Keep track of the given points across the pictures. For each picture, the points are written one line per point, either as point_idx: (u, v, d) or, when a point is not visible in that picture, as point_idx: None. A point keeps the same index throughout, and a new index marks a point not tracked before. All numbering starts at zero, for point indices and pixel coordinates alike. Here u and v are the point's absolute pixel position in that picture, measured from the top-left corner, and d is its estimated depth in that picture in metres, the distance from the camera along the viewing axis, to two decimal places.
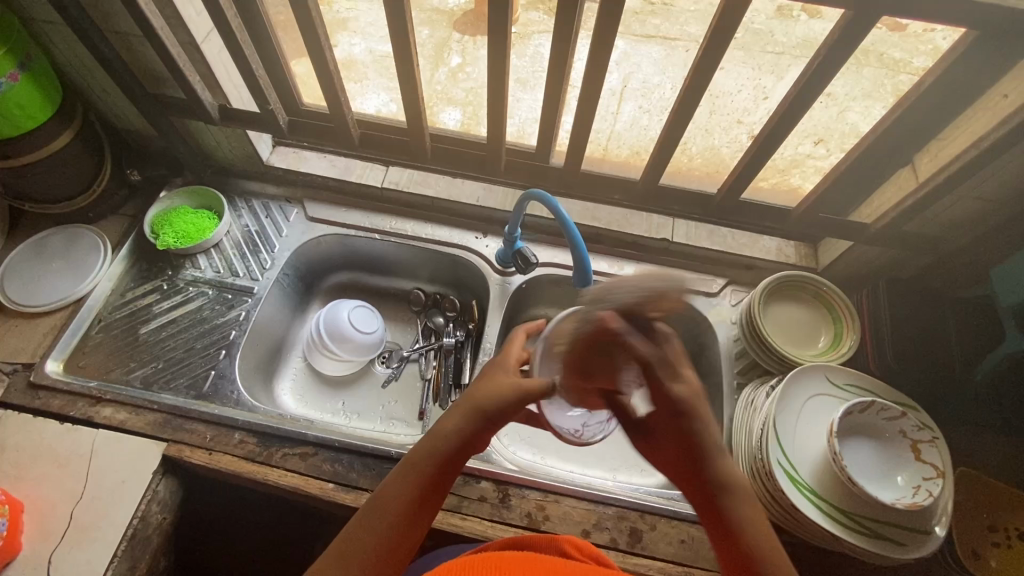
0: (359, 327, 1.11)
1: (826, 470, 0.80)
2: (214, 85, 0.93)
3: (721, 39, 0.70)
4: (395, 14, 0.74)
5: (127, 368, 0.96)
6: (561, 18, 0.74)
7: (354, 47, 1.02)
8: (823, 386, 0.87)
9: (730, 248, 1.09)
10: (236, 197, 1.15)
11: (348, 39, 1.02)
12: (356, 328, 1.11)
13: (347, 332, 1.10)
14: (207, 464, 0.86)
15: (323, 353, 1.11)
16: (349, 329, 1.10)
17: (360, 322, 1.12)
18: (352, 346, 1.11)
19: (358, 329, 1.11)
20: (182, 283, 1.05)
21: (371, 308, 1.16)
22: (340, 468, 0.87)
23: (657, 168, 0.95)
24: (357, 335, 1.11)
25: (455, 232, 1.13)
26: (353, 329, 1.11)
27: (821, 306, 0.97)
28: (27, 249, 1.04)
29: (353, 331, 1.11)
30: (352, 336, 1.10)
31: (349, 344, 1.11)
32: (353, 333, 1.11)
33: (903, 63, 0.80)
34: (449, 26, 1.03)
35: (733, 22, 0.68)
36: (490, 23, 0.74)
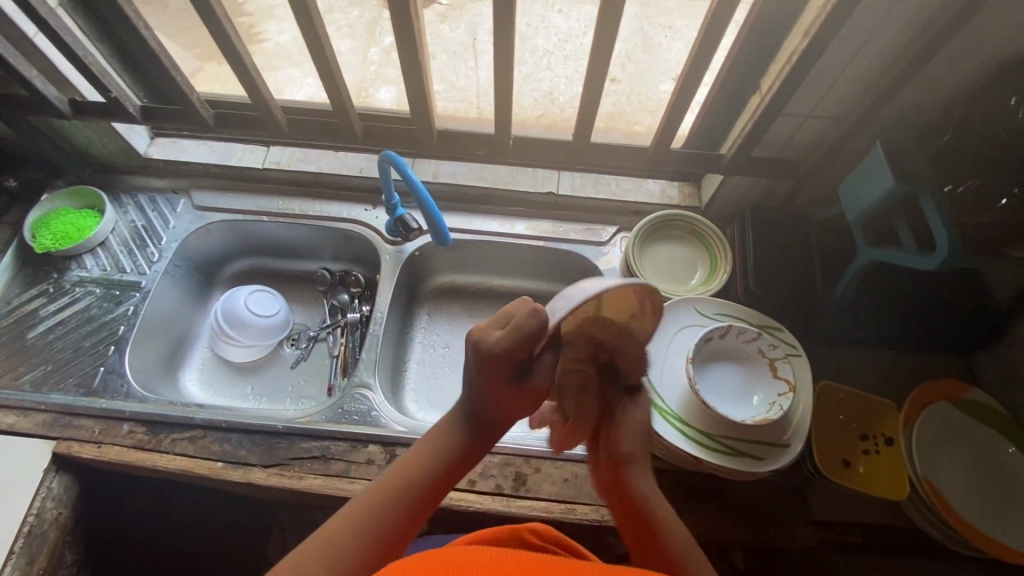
0: (258, 311, 1.12)
1: (691, 397, 0.83)
2: (58, 79, 0.91)
3: None
4: None
5: (16, 373, 0.96)
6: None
7: (281, 35, 1.04)
8: (692, 318, 0.89)
9: (615, 195, 1.10)
10: (121, 193, 1.14)
11: (275, 27, 1.04)
12: (257, 312, 1.12)
13: (247, 317, 1.11)
14: (96, 457, 0.87)
15: (226, 341, 1.13)
16: (248, 315, 1.11)
17: (259, 307, 1.13)
18: (253, 330, 1.12)
19: (258, 313, 1.12)
20: (68, 285, 1.05)
21: (272, 291, 1.17)
22: (229, 446, 0.88)
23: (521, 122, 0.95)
24: (258, 319, 1.12)
25: (344, 206, 1.13)
26: (254, 315, 1.12)
27: (699, 243, 0.99)
28: None
29: (253, 315, 1.12)
30: (254, 321, 1.12)
31: (251, 328, 1.12)
32: (254, 317, 1.12)
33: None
34: (379, 5, 1.06)
35: None
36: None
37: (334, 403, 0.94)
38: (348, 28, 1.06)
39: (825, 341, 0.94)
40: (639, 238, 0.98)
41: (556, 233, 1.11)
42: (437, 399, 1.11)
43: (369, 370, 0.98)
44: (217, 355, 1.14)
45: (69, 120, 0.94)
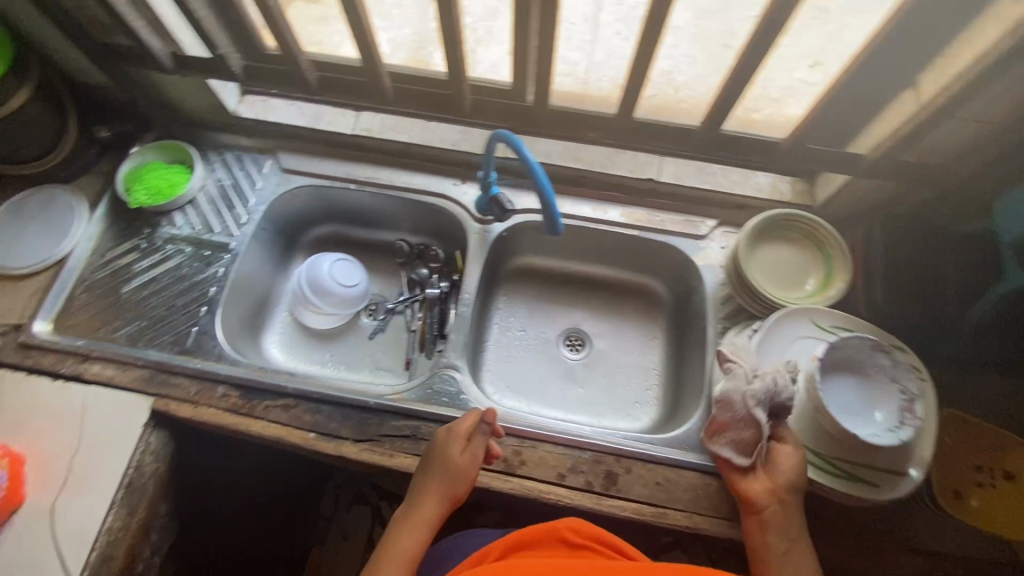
0: (343, 281, 1.12)
1: (805, 413, 0.79)
2: (162, 30, 0.87)
3: None
4: None
5: (113, 326, 0.97)
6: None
7: None
8: (808, 330, 0.84)
9: (721, 186, 1.04)
10: (208, 150, 1.12)
11: None
12: (341, 281, 1.11)
13: (333, 286, 1.11)
14: (193, 417, 0.89)
15: (308, 308, 1.13)
16: (333, 283, 1.11)
17: (343, 277, 1.12)
18: (336, 299, 1.12)
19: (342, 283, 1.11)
20: (160, 242, 1.04)
21: (353, 260, 1.15)
22: (321, 418, 0.89)
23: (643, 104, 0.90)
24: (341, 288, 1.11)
25: (432, 179, 1.09)
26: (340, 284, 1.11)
27: (814, 248, 0.93)
28: (5, 212, 1.04)
29: (339, 284, 1.11)
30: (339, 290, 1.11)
31: (335, 297, 1.11)
32: (338, 286, 1.11)
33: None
34: None
35: None
36: None
37: (423, 382, 0.93)
38: None
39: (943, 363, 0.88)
40: (750, 238, 0.92)
41: (652, 223, 1.05)
42: (514, 383, 1.11)
43: (457, 351, 0.97)
44: (299, 321, 1.14)
45: (169, 74, 0.92)
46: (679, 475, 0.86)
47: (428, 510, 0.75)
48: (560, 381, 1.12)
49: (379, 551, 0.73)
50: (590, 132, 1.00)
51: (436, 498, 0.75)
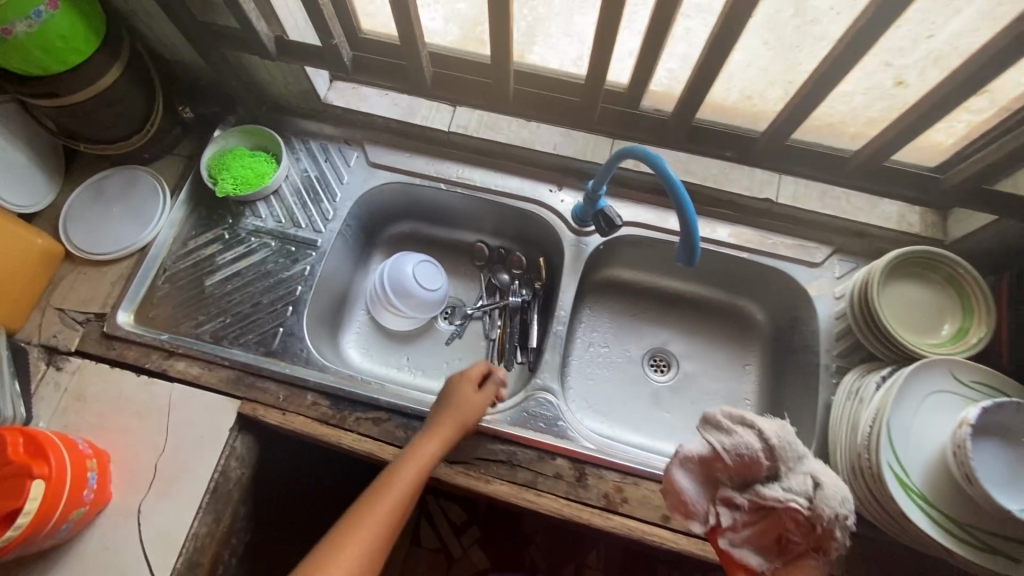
0: (425, 284, 1.06)
1: (939, 473, 0.74)
2: (270, 13, 0.81)
3: None
4: None
5: (197, 321, 0.94)
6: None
7: None
8: (945, 383, 0.78)
9: (843, 212, 0.97)
10: (293, 137, 1.06)
11: None
12: (423, 284, 1.06)
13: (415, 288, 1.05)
14: (281, 425, 0.86)
15: (386, 308, 1.07)
16: (416, 285, 1.05)
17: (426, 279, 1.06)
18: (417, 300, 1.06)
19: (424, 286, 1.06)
20: (243, 233, 1.00)
21: (436, 263, 1.10)
22: (413, 435, 0.85)
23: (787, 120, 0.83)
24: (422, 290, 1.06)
25: (528, 183, 1.03)
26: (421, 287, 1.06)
27: (950, 290, 0.86)
28: (85, 192, 0.99)
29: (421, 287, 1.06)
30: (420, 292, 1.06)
31: (414, 298, 1.06)
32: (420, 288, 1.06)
33: None
34: None
35: None
36: None
37: (518, 404, 0.89)
38: None
39: None
40: (882, 274, 0.85)
41: (764, 246, 0.98)
42: (597, 402, 1.06)
43: (552, 372, 0.92)
44: (375, 321, 1.10)
45: (270, 59, 0.86)
46: None
47: (436, 443, 0.78)
48: (645, 404, 1.07)
49: (378, 480, 0.75)
50: (728, 150, 0.93)
51: (445, 429, 0.79)
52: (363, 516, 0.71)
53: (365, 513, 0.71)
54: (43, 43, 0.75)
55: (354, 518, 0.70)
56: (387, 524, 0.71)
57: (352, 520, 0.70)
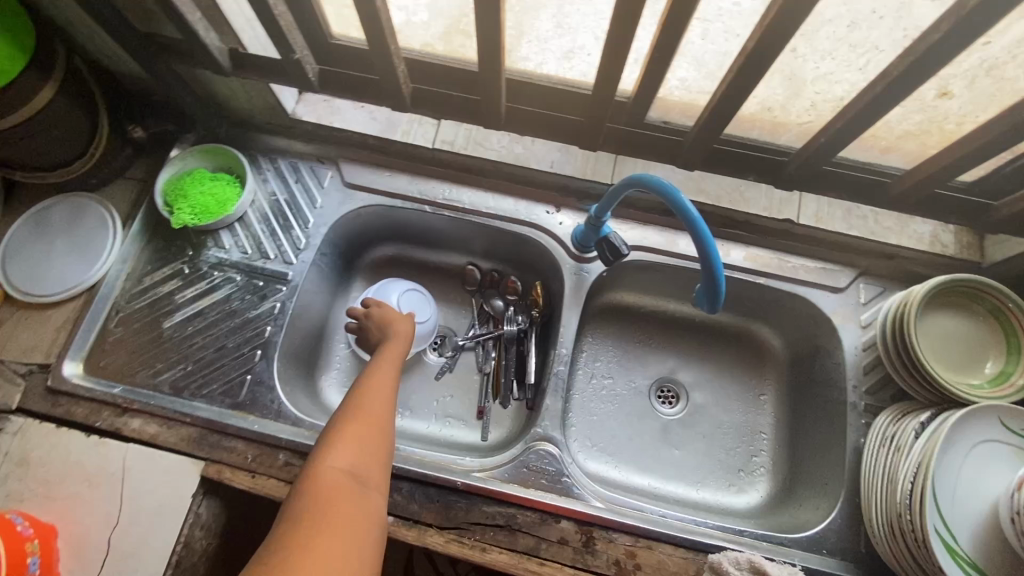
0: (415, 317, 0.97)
1: (989, 536, 0.66)
2: (221, 22, 0.71)
3: None
4: None
5: (153, 370, 0.84)
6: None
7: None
8: (993, 432, 0.70)
9: (870, 233, 0.88)
10: (260, 157, 0.95)
11: None
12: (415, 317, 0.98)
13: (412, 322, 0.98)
14: (250, 489, 0.76)
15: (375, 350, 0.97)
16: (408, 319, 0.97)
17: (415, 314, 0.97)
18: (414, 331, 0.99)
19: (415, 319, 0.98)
20: (205, 267, 0.90)
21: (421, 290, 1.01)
22: (399, 498, 0.76)
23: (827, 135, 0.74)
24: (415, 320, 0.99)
25: (522, 205, 0.93)
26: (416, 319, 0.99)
27: (993, 321, 0.77)
28: (25, 224, 0.88)
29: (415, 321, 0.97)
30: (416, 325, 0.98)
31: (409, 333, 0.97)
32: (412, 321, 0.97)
33: None
34: None
35: None
36: None
37: (516, 457, 0.79)
38: None
39: None
40: (918, 307, 0.76)
41: (784, 271, 0.89)
42: (602, 441, 0.98)
43: (553, 418, 0.83)
44: (357, 356, 1.00)
45: (224, 75, 0.75)
46: None
47: (390, 363, 0.75)
48: (654, 441, 0.98)
49: (344, 407, 0.67)
50: (752, 171, 0.85)
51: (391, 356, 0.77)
52: (350, 451, 0.61)
53: (349, 438, 0.62)
54: None
55: (337, 447, 0.61)
56: (377, 448, 0.63)
57: (341, 452, 0.61)
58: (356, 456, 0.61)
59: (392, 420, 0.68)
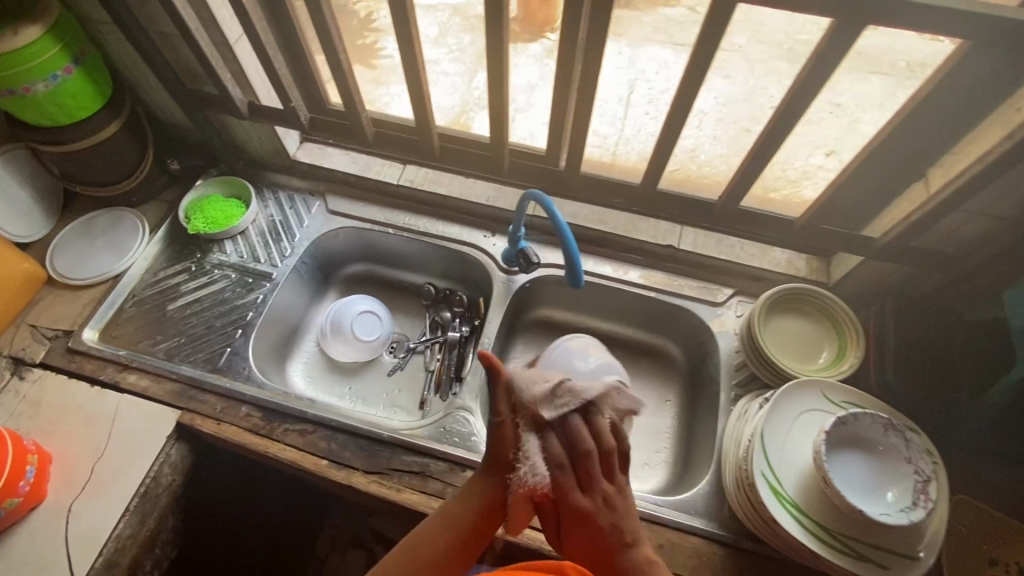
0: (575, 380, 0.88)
1: (811, 484, 0.78)
2: (245, 83, 1.00)
3: (704, 60, 0.68)
4: (403, 33, 0.77)
5: (153, 340, 1.04)
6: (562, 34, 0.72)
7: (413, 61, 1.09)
8: (818, 402, 0.85)
9: (737, 258, 1.08)
10: (264, 188, 1.22)
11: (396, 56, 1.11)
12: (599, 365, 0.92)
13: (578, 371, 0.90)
14: (214, 433, 0.93)
15: (354, 352, 1.17)
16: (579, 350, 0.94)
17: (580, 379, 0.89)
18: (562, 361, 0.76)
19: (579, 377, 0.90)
20: (208, 266, 1.13)
21: (361, 300, 1.20)
22: (335, 446, 0.92)
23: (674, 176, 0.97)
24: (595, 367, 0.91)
25: (465, 230, 1.17)
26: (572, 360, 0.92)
27: (828, 323, 0.95)
28: (75, 227, 1.14)
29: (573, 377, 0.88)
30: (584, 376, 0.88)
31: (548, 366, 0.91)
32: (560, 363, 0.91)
33: None
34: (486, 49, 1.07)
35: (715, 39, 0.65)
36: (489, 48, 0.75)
37: (436, 421, 0.95)
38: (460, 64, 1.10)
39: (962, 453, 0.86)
40: (765, 307, 0.95)
41: (671, 287, 1.09)
42: None
43: (472, 394, 1.00)
44: (324, 352, 1.19)
45: (243, 120, 1.04)
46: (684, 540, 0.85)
47: (501, 476, 0.69)
48: None
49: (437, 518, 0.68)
50: (618, 198, 0.99)
51: (490, 471, 0.69)
52: (478, 506, 0.68)
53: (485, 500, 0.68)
54: (57, 101, 0.93)
55: (472, 496, 0.69)
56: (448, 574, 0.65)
57: (456, 506, 0.69)
58: (479, 515, 0.68)
59: (463, 538, 0.67)
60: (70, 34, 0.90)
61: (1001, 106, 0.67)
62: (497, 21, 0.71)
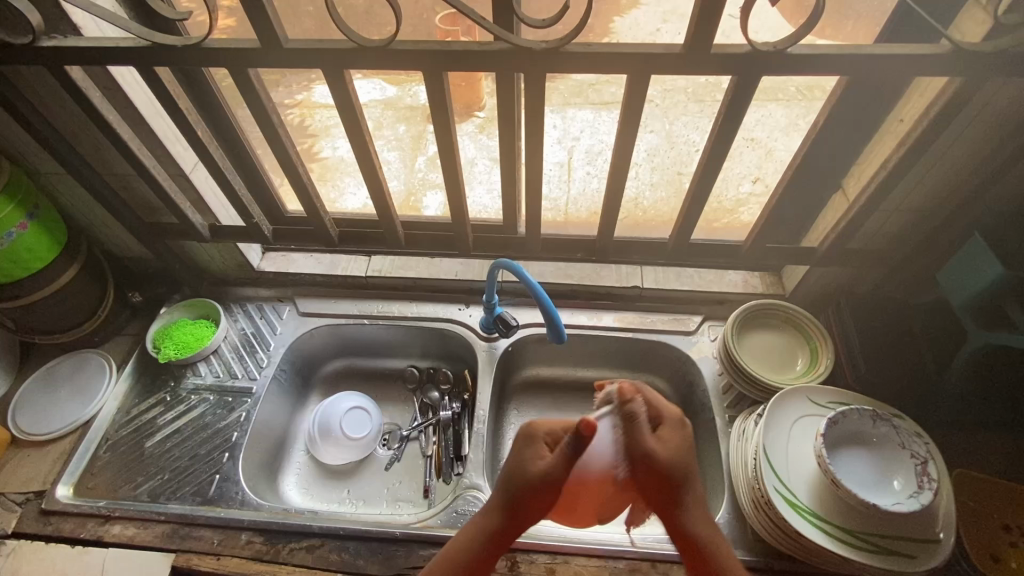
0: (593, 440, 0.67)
1: (824, 490, 0.80)
2: (203, 207, 1.03)
3: (631, 129, 0.76)
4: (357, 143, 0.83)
5: (134, 483, 0.98)
6: (505, 129, 0.80)
7: (338, 149, 1.07)
8: (806, 407, 0.88)
9: (699, 286, 1.15)
10: (232, 303, 1.22)
11: (331, 142, 1.06)
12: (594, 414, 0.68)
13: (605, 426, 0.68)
14: (215, 571, 0.87)
15: (350, 454, 1.13)
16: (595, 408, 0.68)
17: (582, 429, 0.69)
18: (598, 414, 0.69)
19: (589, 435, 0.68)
20: (184, 393, 1.10)
21: (352, 401, 1.18)
22: (347, 556, 0.87)
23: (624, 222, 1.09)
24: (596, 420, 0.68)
25: (439, 307, 1.20)
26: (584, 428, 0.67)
27: (796, 330, 1.01)
28: (37, 379, 1.10)
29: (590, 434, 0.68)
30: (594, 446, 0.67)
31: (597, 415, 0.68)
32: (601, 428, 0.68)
33: (812, 87, 0.87)
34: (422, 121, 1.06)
35: (637, 112, 0.74)
36: (439, 142, 0.82)
37: (447, 506, 0.93)
38: (397, 140, 1.08)
39: (945, 430, 0.91)
40: (736, 327, 1.00)
41: (645, 324, 1.14)
42: None
43: (477, 471, 0.99)
44: (316, 459, 1.14)
45: (206, 241, 1.06)
46: None
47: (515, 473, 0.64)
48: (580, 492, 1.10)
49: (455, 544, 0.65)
50: (578, 250, 1.05)
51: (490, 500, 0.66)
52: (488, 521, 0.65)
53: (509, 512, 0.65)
54: (10, 258, 0.92)
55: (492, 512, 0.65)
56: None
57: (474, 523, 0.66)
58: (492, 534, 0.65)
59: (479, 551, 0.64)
60: (23, 191, 0.92)
61: (889, 118, 0.78)
62: (442, 113, 0.77)
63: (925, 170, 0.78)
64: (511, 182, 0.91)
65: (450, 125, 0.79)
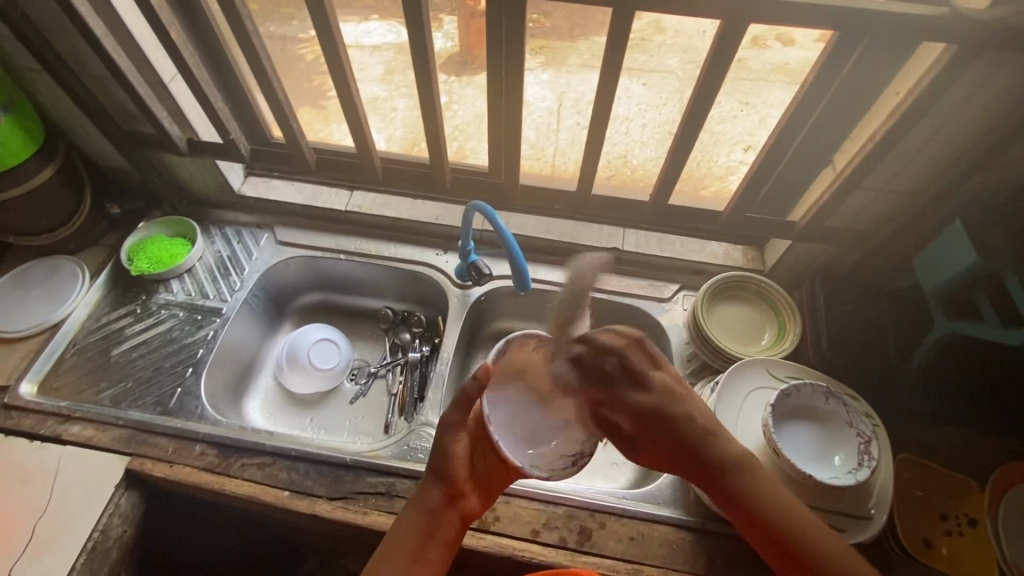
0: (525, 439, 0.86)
1: (766, 459, 0.81)
2: (182, 120, 1.01)
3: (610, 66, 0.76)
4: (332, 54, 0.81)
5: (97, 388, 1.00)
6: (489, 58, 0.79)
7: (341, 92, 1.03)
8: (764, 380, 0.88)
9: (679, 254, 1.13)
10: (211, 225, 1.21)
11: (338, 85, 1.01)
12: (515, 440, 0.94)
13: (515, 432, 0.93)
14: (167, 477, 0.89)
15: (315, 385, 1.14)
16: None
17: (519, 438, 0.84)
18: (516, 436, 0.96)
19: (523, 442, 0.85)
20: (154, 307, 1.10)
21: (322, 334, 1.18)
22: (296, 476, 0.89)
23: (608, 180, 1.07)
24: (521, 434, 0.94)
25: (416, 249, 1.19)
26: None
27: (768, 307, 1.00)
28: (9, 280, 1.11)
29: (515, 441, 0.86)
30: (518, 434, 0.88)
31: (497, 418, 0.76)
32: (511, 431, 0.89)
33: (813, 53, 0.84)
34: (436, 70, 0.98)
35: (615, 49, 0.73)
36: (417, 62, 0.81)
37: (400, 440, 0.95)
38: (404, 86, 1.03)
39: (901, 416, 0.91)
40: (707, 297, 1.00)
41: (620, 287, 1.12)
42: None
43: (434, 410, 1.00)
44: (281, 386, 1.16)
45: (183, 156, 1.04)
46: (652, 530, 0.86)
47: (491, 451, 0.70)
48: None
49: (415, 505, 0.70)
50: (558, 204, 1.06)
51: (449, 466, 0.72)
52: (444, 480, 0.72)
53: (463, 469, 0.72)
54: None
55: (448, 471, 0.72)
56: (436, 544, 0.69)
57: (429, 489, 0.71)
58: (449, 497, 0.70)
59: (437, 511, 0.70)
60: None
61: (883, 90, 0.75)
62: (419, 26, 0.76)
63: (912, 148, 0.76)
64: (493, 120, 0.89)
65: (427, 44, 0.78)
